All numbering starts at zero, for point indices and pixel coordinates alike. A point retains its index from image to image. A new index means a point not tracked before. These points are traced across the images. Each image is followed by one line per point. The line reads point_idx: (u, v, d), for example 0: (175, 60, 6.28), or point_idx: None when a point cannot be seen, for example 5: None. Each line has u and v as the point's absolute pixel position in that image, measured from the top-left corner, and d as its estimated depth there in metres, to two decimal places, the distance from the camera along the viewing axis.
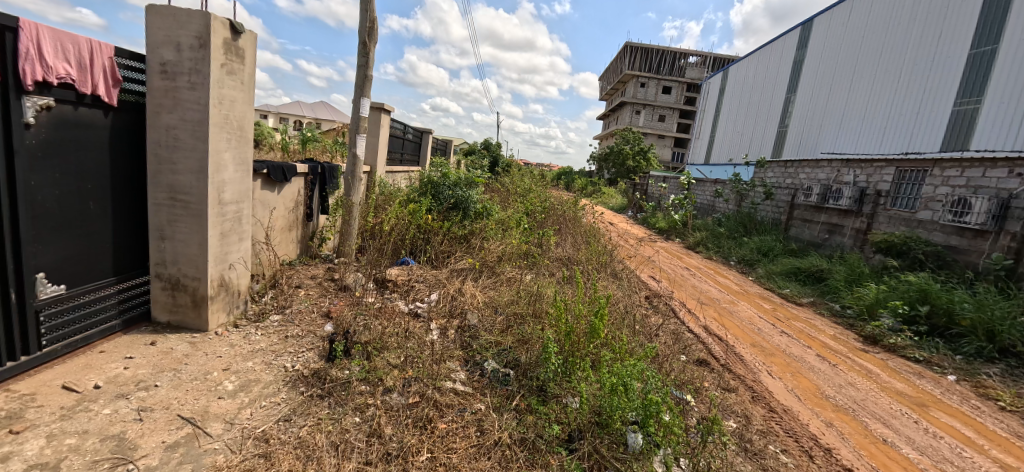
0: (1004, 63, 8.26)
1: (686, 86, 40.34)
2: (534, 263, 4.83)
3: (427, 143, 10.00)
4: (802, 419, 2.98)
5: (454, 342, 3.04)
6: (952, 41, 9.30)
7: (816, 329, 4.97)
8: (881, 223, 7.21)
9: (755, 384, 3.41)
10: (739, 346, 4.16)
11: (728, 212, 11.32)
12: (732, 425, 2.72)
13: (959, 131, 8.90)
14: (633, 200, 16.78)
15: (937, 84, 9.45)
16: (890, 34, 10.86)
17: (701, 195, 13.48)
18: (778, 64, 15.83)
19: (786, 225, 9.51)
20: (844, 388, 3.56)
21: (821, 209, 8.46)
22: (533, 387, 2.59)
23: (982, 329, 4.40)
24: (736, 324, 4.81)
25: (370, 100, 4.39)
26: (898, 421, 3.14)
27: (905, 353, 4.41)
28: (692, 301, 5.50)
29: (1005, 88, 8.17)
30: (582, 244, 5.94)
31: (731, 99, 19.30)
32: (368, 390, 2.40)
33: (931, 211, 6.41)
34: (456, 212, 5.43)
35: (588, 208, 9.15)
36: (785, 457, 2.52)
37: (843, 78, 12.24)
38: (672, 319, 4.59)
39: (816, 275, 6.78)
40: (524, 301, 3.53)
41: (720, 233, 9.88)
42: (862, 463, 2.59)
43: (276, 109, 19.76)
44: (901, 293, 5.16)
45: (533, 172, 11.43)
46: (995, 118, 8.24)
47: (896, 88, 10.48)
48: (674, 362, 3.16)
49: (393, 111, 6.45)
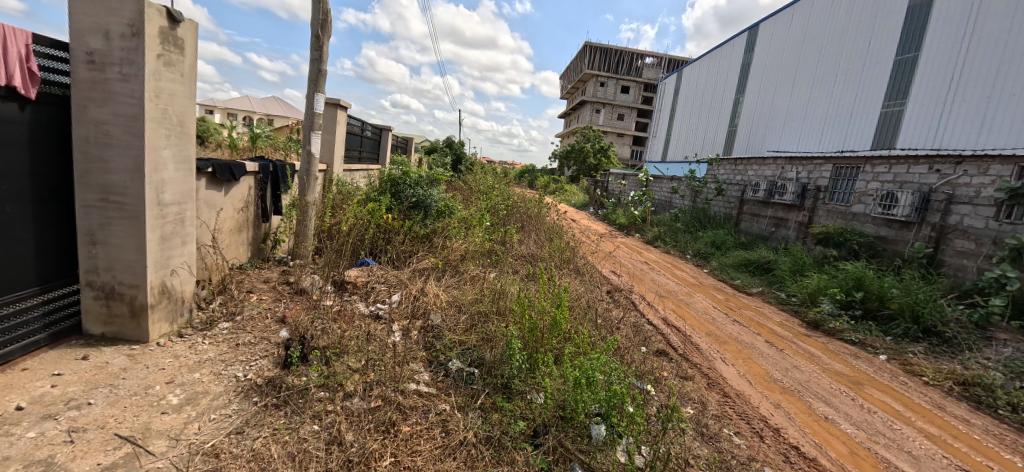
0: (925, 69, 9.05)
1: (643, 86, 41.54)
2: (497, 261, 4.82)
3: (387, 140, 9.75)
4: (753, 402, 3.16)
5: (417, 344, 2.97)
6: (881, 48, 10.08)
7: (764, 317, 5.28)
8: (821, 216, 7.73)
9: (710, 372, 3.57)
10: (695, 335, 4.35)
11: (684, 207, 11.76)
12: (689, 411, 2.85)
13: (887, 131, 9.69)
14: (594, 197, 17.13)
15: (868, 88, 10.24)
16: (827, 42, 11.66)
17: (658, 191, 13.93)
18: (727, 67, 16.63)
19: (737, 219, 9.99)
20: (790, 371, 3.80)
21: (768, 204, 8.98)
22: (498, 385, 2.58)
23: (909, 311, 4.80)
24: (693, 315, 5.03)
25: (325, 96, 4.22)
26: (837, 399, 3.38)
27: (842, 336, 4.77)
28: (652, 294, 5.67)
29: (926, 93, 8.96)
30: (545, 241, 5.98)
31: (685, 99, 20.06)
32: (327, 396, 2.32)
33: (864, 204, 6.95)
34: (417, 211, 5.29)
35: (551, 205, 9.23)
36: (737, 439, 2.66)
37: (786, 81, 13.03)
38: (633, 312, 4.73)
39: (764, 265, 7.19)
40: (487, 299, 3.52)
41: (677, 228, 10.28)
42: (807, 440, 2.77)
43: (223, 104, 18.75)
44: (839, 281, 5.54)
45: (495, 170, 11.38)
46: (918, 119, 9.04)
47: (832, 92, 11.28)
48: (635, 354, 3.26)
49: (349, 107, 6.22)
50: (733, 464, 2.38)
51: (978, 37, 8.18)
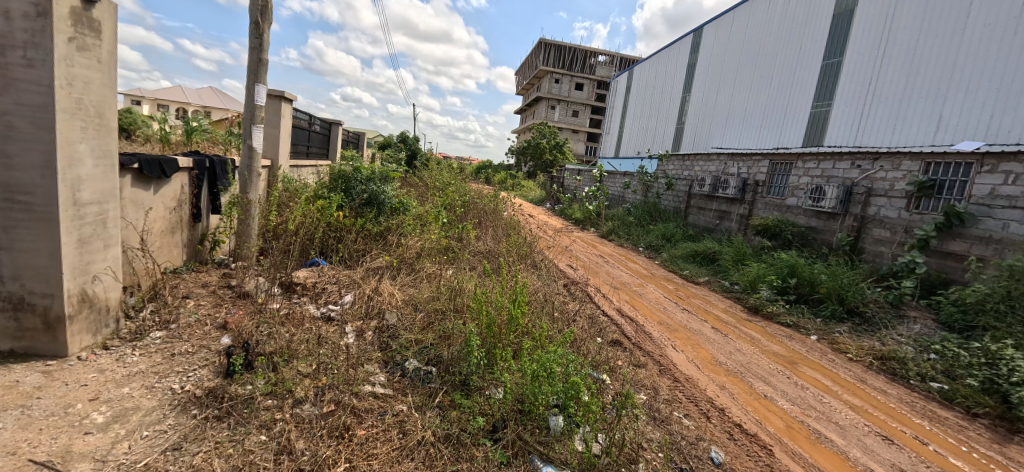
0: (848, 73, 9.87)
1: (596, 84, 42.50)
2: (454, 258, 4.78)
3: (337, 135, 9.37)
4: (701, 385, 3.33)
5: (372, 344, 2.89)
6: (810, 53, 10.88)
7: (710, 304, 5.58)
8: (759, 209, 8.27)
9: (662, 358, 3.72)
10: (648, 324, 4.52)
11: (636, 202, 12.17)
12: (643, 397, 2.96)
13: (816, 129, 10.48)
14: (551, 193, 17.37)
15: (800, 89, 11.03)
16: (764, 46, 12.45)
17: (612, 186, 14.33)
18: (675, 67, 17.34)
19: (685, 213, 10.47)
20: (733, 354, 4.04)
21: (712, 198, 9.48)
22: (456, 382, 2.56)
23: (835, 295, 5.25)
24: (645, 305, 5.23)
25: (267, 88, 3.99)
26: (775, 378, 3.64)
27: (779, 319, 5.13)
28: (606, 286, 5.84)
29: (849, 95, 9.78)
30: (502, 237, 6.00)
31: (636, 97, 20.72)
32: (275, 404, 2.20)
33: (797, 198, 7.49)
34: (370, 209, 5.11)
35: (508, 201, 9.26)
36: (686, 420, 2.81)
37: (728, 81, 13.77)
38: (588, 305, 4.86)
39: (709, 256, 7.60)
40: (444, 297, 3.48)
41: (630, 222, 10.63)
42: (748, 417, 2.97)
43: (152, 95, 17.29)
44: (776, 269, 5.96)
45: (451, 166, 11.24)
46: (842, 119, 9.85)
47: (769, 92, 12.05)
48: (590, 345, 3.34)
49: (294, 99, 5.91)
50: (683, 444, 2.51)
51: (891, 46, 9.04)
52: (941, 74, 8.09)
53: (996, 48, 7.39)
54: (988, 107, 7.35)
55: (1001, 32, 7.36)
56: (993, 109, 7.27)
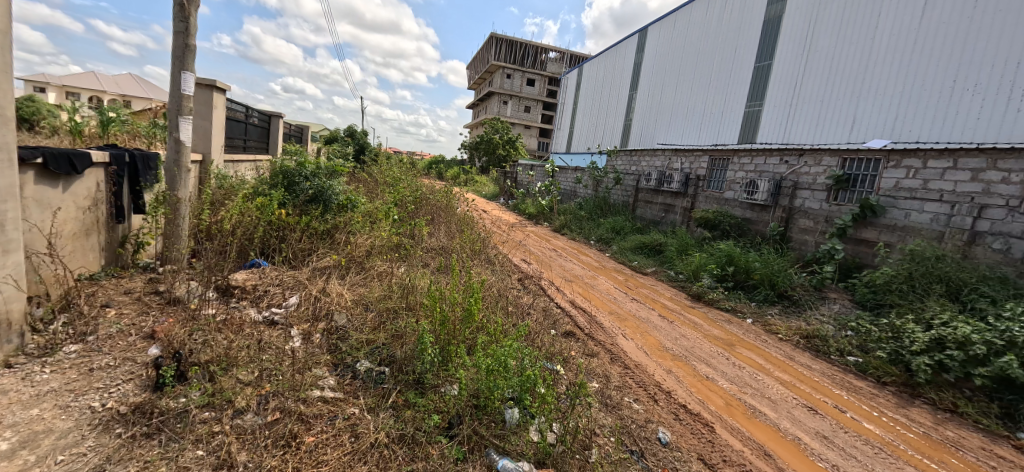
0: (777, 75, 10.65)
1: (547, 80, 43.00)
2: (406, 255, 4.68)
3: (278, 128, 8.85)
4: (649, 371, 3.49)
5: (320, 347, 2.78)
6: (745, 55, 11.62)
7: (657, 293, 5.85)
8: (700, 202, 8.76)
9: (613, 347, 3.86)
10: (600, 315, 4.68)
11: (587, 196, 12.49)
12: (595, 385, 3.06)
13: (750, 127, 11.23)
14: (504, 188, 17.42)
15: (736, 89, 11.75)
16: (704, 47, 13.14)
17: (564, 181, 14.59)
18: (622, 65, 17.90)
19: (633, 206, 10.87)
20: (678, 340, 4.27)
21: (658, 192, 9.92)
22: (410, 381, 2.52)
23: (768, 280, 5.68)
24: (597, 296, 5.39)
25: (196, 76, 3.69)
26: (716, 360, 3.89)
27: (719, 305, 5.48)
28: (560, 279, 5.96)
29: (778, 95, 10.55)
30: (456, 233, 5.95)
31: (586, 94, 21.19)
32: (213, 416, 2.06)
33: (734, 191, 8.00)
34: (316, 206, 4.83)
35: (461, 196, 9.18)
36: (636, 405, 2.93)
37: (672, 80, 14.42)
38: (543, 298, 4.94)
39: (656, 247, 7.96)
40: (396, 295, 3.40)
41: (581, 216, 10.90)
42: (692, 398, 3.15)
43: (59, 81, 15.46)
44: (715, 258, 6.34)
45: (402, 161, 10.97)
46: (772, 118, 10.61)
47: (708, 92, 12.75)
48: (545, 337, 3.40)
49: (227, 89, 5.51)
50: (633, 428, 2.62)
51: (814, 51, 9.83)
52: (905, 62, 8.16)
53: (956, 36, 7.49)
54: (892, 108, 8.20)
55: (961, 21, 7.46)
56: (959, 96, 7.32)
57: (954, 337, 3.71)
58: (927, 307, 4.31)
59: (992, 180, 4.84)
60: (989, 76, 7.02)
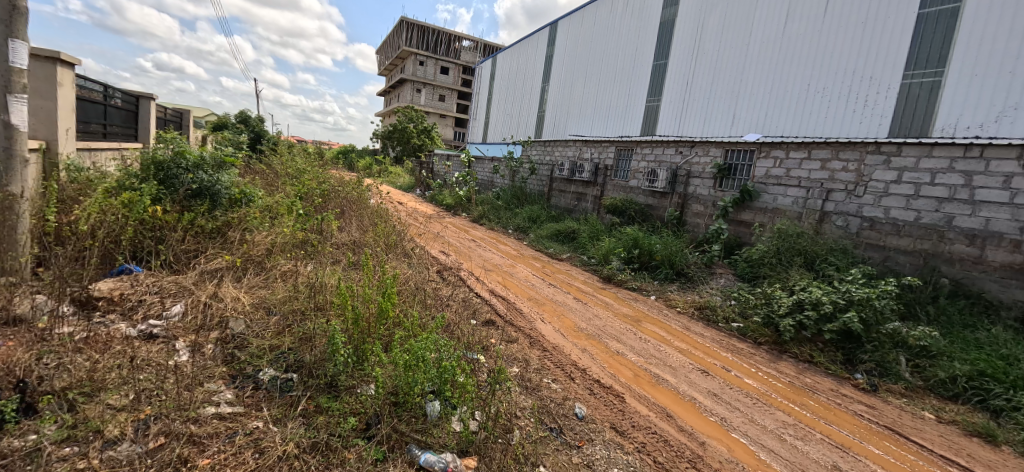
0: (672, 73, 11.63)
1: (461, 69, 42.47)
2: (313, 252, 4.37)
3: (150, 112, 7.66)
4: (566, 351, 3.68)
5: (213, 359, 2.50)
6: (644, 53, 12.53)
7: (572, 278, 6.15)
8: (609, 190, 9.34)
9: (531, 332, 3.99)
10: (519, 301, 4.80)
11: (504, 186, 12.65)
12: (515, 370, 3.15)
13: (650, 120, 12.17)
14: (420, 179, 16.96)
15: (638, 85, 12.64)
16: (609, 43, 13.91)
17: (481, 171, 14.61)
18: (534, 57, 18.29)
19: (548, 195, 11.25)
20: (592, 320, 4.55)
21: (571, 181, 10.37)
22: (321, 385, 2.37)
23: (667, 260, 6.25)
24: (516, 284, 5.52)
25: (28, 46, 3.04)
26: (625, 336, 4.21)
27: (626, 285, 5.92)
28: (479, 269, 6.00)
29: (673, 92, 11.54)
30: (369, 226, 5.69)
31: (500, 84, 21.33)
32: (76, 451, 1.75)
33: (637, 180, 8.65)
34: (200, 202, 4.22)
35: (374, 188, 8.76)
36: (554, 385, 3.08)
37: (581, 74, 15.08)
38: (462, 289, 4.93)
39: (570, 234, 8.33)
40: (303, 295, 3.17)
41: (499, 206, 11.02)
42: (605, 373, 3.38)
43: None
44: (623, 242, 6.82)
45: (306, 151, 10.15)
46: (669, 112, 11.60)
47: (613, 86, 13.55)
48: (464, 327, 3.41)
49: (76, 64, 4.62)
50: (551, 406, 2.75)
51: (702, 53, 10.91)
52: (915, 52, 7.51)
53: (978, 25, 6.88)
54: (765, 107, 9.45)
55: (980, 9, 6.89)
56: (979, 93, 6.81)
57: (809, 300, 4.41)
58: (790, 276, 5.07)
59: (836, 169, 5.78)
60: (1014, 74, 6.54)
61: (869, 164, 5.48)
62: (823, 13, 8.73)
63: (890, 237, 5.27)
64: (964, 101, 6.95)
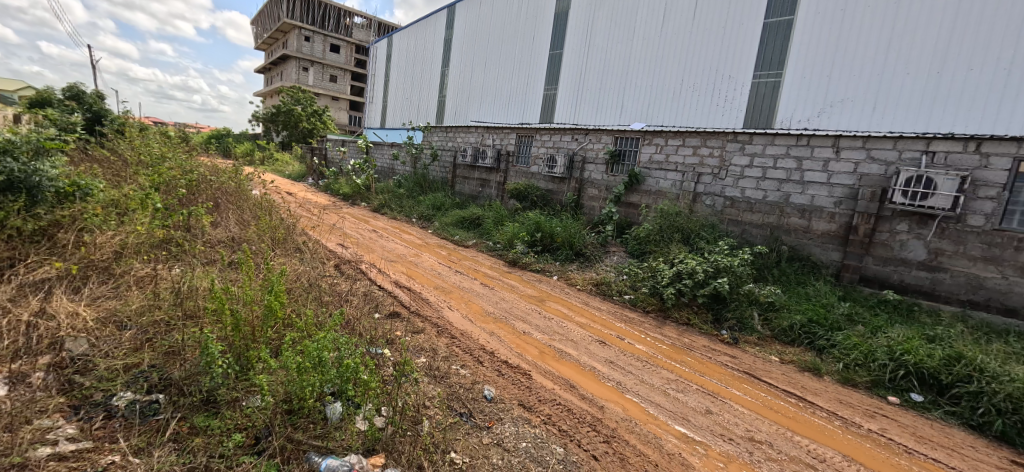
0: (566, 63, 12.16)
1: (353, 48, 39.65)
2: (181, 253, 3.78)
3: None
4: (474, 336, 3.71)
5: (45, 389, 2.04)
6: (540, 42, 12.90)
7: (478, 263, 6.21)
8: (511, 176, 9.54)
9: (439, 320, 3.96)
10: (425, 291, 4.72)
11: (406, 173, 12.21)
12: (422, 360, 3.10)
13: (548, 108, 12.63)
14: (311, 166, 15.58)
15: (535, 73, 13.00)
16: (507, 31, 14.04)
17: (379, 158, 13.91)
18: (432, 40, 17.77)
19: (452, 182, 11.14)
20: (498, 303, 4.66)
21: (474, 168, 10.38)
22: (196, 403, 2.08)
23: (567, 242, 6.60)
24: (422, 273, 5.41)
25: None
26: (530, 316, 4.39)
27: (530, 267, 6.15)
28: (382, 261, 5.75)
29: (568, 81, 12.09)
30: (251, 220, 5.09)
31: (397, 67, 20.38)
32: None
33: (537, 166, 8.96)
34: (14, 197, 3.30)
35: (255, 177, 7.84)
36: (464, 370, 3.09)
37: (480, 60, 15.04)
38: (364, 282, 4.68)
39: (474, 221, 8.36)
40: (169, 302, 2.74)
41: (401, 194, 10.62)
42: (512, 353, 3.49)
43: None
44: (526, 226, 7.03)
45: (164, 135, 8.67)
46: (565, 101, 12.14)
47: (512, 73, 13.76)
48: (366, 322, 3.25)
49: None
50: (461, 392, 2.77)
51: (593, 45, 11.55)
52: (877, 56, 7.55)
53: (846, 32, 7.89)
54: (647, 98, 10.39)
55: (891, 14, 7.42)
56: (989, 106, 6.54)
57: (686, 271, 4.99)
58: (671, 250, 5.70)
59: (705, 155, 6.58)
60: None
61: (730, 151, 6.33)
62: (691, 16, 9.79)
63: (745, 213, 6.19)
64: (797, 98, 8.45)
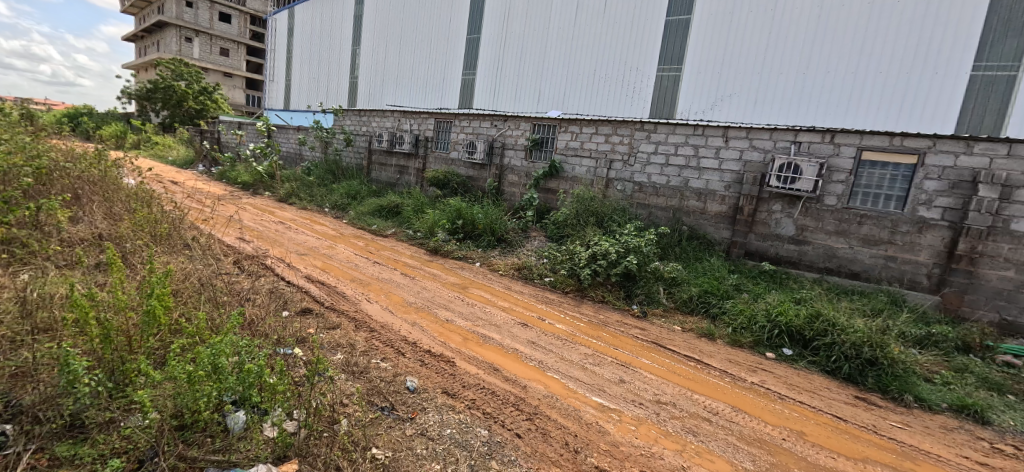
0: (483, 47, 12.04)
1: (248, 18, 35.57)
2: (29, 255, 3.16)
3: None
4: (395, 328, 3.60)
5: None
6: (457, 25, 12.62)
7: (398, 253, 6.01)
8: (431, 162, 9.32)
9: (356, 314, 3.78)
10: (340, 284, 4.46)
11: (316, 159, 11.35)
12: (338, 357, 2.95)
13: (466, 93, 12.46)
14: (201, 152, 13.81)
15: (453, 57, 12.72)
16: (422, 11, 13.52)
17: (284, 142, 12.75)
18: (340, 15, 16.53)
19: (367, 169, 10.60)
20: (420, 292, 4.56)
21: (391, 154, 9.96)
22: (57, 429, 1.77)
23: (489, 228, 6.63)
24: (336, 265, 5.10)
25: None
26: (453, 303, 4.37)
27: (452, 255, 6.10)
28: (290, 254, 5.32)
29: (486, 66, 12.01)
30: (125, 214, 4.39)
31: (300, 43, 18.70)
32: None
33: (457, 152, 8.84)
34: None
35: (129, 163, 6.76)
36: (384, 364, 3.00)
37: (394, 40, 14.33)
38: (270, 278, 4.30)
39: (393, 209, 8.05)
40: (13, 315, 2.28)
41: (311, 182, 9.86)
42: (435, 342, 3.46)
43: None
44: (447, 214, 6.93)
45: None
46: (483, 86, 12.07)
47: (429, 56, 13.33)
48: (273, 321, 3.00)
49: None
50: (381, 386, 2.68)
51: (509, 31, 11.56)
52: (758, 55, 8.65)
53: (733, 32, 8.87)
54: (563, 87, 10.70)
55: (767, 19, 8.54)
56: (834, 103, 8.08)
57: (601, 252, 5.28)
58: (586, 233, 5.99)
59: (616, 142, 6.97)
60: (885, 95, 7.71)
61: (638, 139, 6.77)
62: (602, 9, 10.20)
63: (651, 196, 6.70)
64: (694, 92, 9.29)
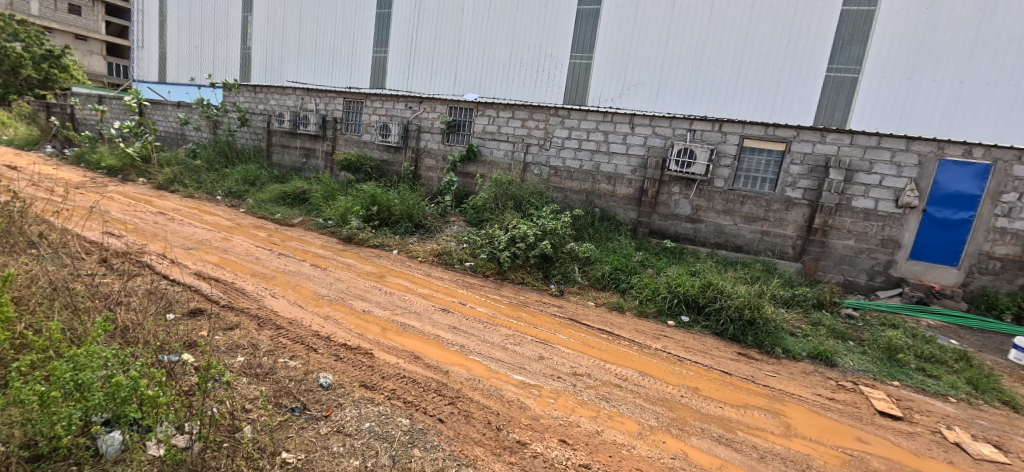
0: (394, 24, 11.44)
1: None
2: None
3: None
4: (305, 324, 3.37)
5: None
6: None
7: (306, 243, 5.59)
8: (341, 145, 8.73)
9: (260, 311, 3.47)
10: (239, 280, 4.05)
11: (203, 141, 10.05)
12: (240, 359, 2.69)
13: (378, 72, 11.80)
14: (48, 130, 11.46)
15: (361, 32, 11.92)
16: None
17: (161, 121, 11.07)
18: None
19: (267, 152, 9.63)
20: (333, 284, 4.31)
21: (294, 135, 9.15)
22: None
23: (406, 214, 6.42)
24: (234, 259, 4.61)
25: None
26: (370, 293, 4.20)
27: (368, 243, 5.83)
28: (175, 249, 4.69)
29: (397, 44, 11.44)
30: None
31: (176, 5, 16.20)
32: None
33: (369, 134, 8.39)
34: None
35: None
36: (294, 362, 2.80)
37: (292, 10, 13.03)
38: (151, 277, 3.76)
39: (299, 196, 7.44)
40: None
41: (198, 167, 8.72)
42: (351, 335, 3.30)
43: None
44: (360, 200, 6.58)
45: None
46: (395, 65, 11.51)
47: (334, 30, 12.35)
48: (156, 327, 2.64)
49: None
50: (291, 386, 2.51)
51: (422, 9, 11.10)
52: (659, 47, 9.31)
53: (637, 25, 9.42)
54: (479, 70, 10.60)
55: (667, 14, 9.19)
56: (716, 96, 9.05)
57: (519, 235, 5.40)
58: (505, 217, 6.07)
59: (532, 127, 7.10)
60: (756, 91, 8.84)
61: (552, 124, 6.97)
62: None
63: (566, 180, 6.97)
64: (602, 80, 9.76)
